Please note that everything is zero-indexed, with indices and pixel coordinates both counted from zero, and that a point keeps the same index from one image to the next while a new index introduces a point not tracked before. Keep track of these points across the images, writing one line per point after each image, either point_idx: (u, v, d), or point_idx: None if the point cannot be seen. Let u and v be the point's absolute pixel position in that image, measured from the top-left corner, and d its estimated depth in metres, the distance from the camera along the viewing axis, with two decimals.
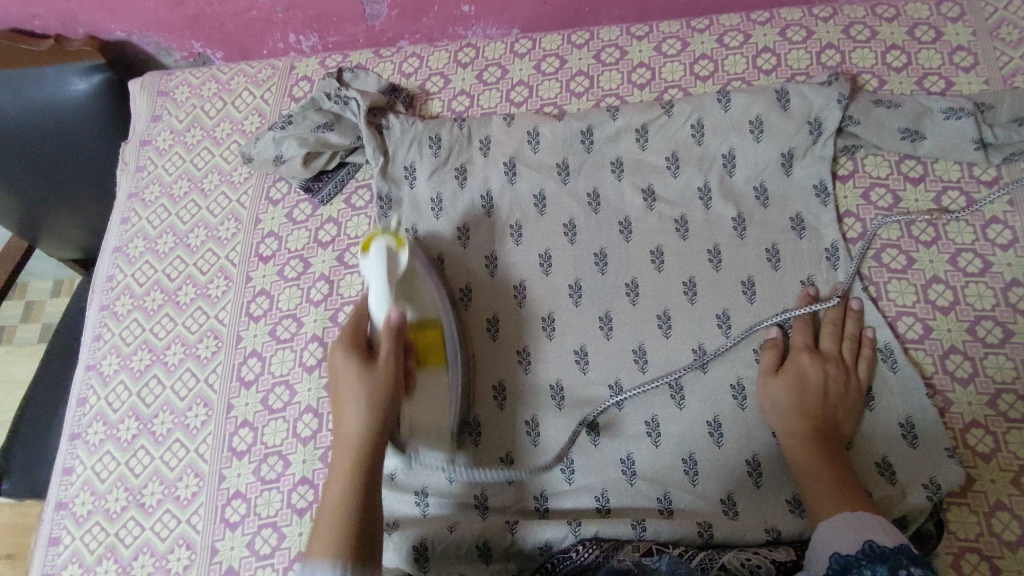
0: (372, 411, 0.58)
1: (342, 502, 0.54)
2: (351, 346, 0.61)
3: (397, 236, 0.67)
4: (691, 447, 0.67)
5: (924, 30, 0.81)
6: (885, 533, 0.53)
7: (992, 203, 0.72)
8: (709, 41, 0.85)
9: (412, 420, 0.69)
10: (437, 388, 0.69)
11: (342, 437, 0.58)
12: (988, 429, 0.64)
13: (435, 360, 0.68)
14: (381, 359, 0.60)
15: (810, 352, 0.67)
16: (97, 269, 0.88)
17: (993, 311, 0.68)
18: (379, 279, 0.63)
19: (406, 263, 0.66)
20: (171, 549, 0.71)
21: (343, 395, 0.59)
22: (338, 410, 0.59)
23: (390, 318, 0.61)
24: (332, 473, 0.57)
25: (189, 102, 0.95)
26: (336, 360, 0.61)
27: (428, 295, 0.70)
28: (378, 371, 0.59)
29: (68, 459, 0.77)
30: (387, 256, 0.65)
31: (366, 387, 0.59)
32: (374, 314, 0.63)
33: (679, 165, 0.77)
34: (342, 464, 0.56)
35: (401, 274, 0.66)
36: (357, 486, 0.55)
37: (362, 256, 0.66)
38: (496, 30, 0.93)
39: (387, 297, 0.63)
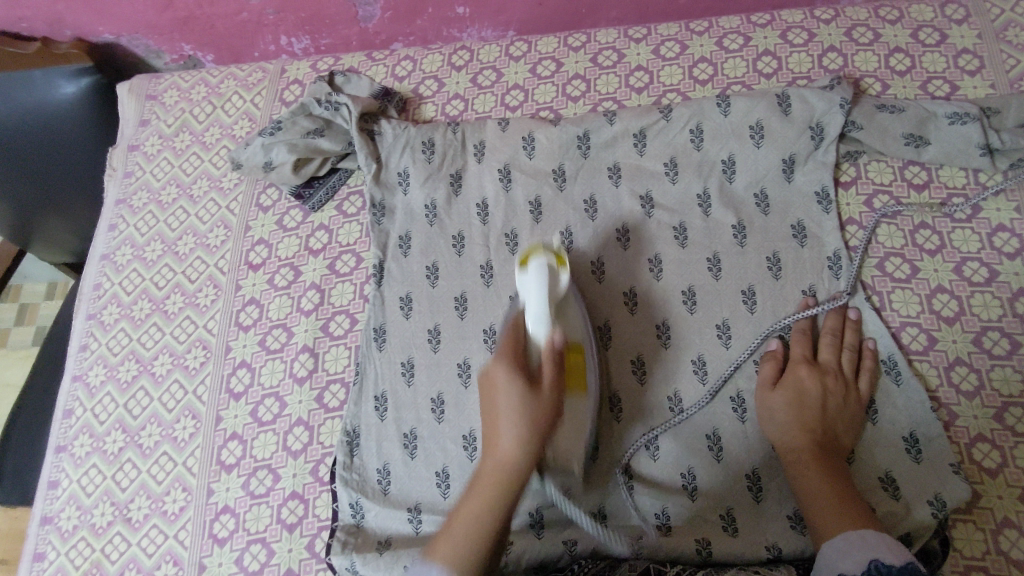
0: (526, 451, 0.54)
1: (469, 537, 0.52)
2: (512, 363, 0.56)
3: (558, 252, 0.62)
4: (689, 461, 0.65)
5: (928, 32, 0.79)
6: (890, 550, 0.52)
7: (998, 211, 0.70)
8: (708, 44, 0.83)
9: (557, 450, 0.62)
10: (579, 417, 0.62)
11: (496, 455, 0.54)
12: (995, 444, 0.62)
13: (576, 383, 0.61)
14: (546, 382, 0.56)
15: (809, 363, 0.66)
16: (84, 277, 0.87)
17: (1000, 321, 0.66)
18: (539, 299, 0.59)
19: (565, 283, 0.61)
20: (158, 566, 0.69)
21: (499, 410, 0.55)
22: (491, 422, 0.55)
23: (553, 340, 0.57)
24: (470, 496, 0.54)
25: (178, 106, 0.93)
26: (495, 371, 0.56)
27: (575, 318, 0.65)
28: (543, 395, 0.55)
29: (54, 473, 0.76)
30: (547, 273, 0.60)
31: (527, 410, 0.54)
32: (532, 333, 0.59)
33: (677, 171, 0.75)
34: (477, 501, 0.53)
35: (559, 294, 0.61)
36: (492, 529, 0.52)
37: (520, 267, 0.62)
38: (492, 32, 0.91)
39: (544, 321, 0.58)
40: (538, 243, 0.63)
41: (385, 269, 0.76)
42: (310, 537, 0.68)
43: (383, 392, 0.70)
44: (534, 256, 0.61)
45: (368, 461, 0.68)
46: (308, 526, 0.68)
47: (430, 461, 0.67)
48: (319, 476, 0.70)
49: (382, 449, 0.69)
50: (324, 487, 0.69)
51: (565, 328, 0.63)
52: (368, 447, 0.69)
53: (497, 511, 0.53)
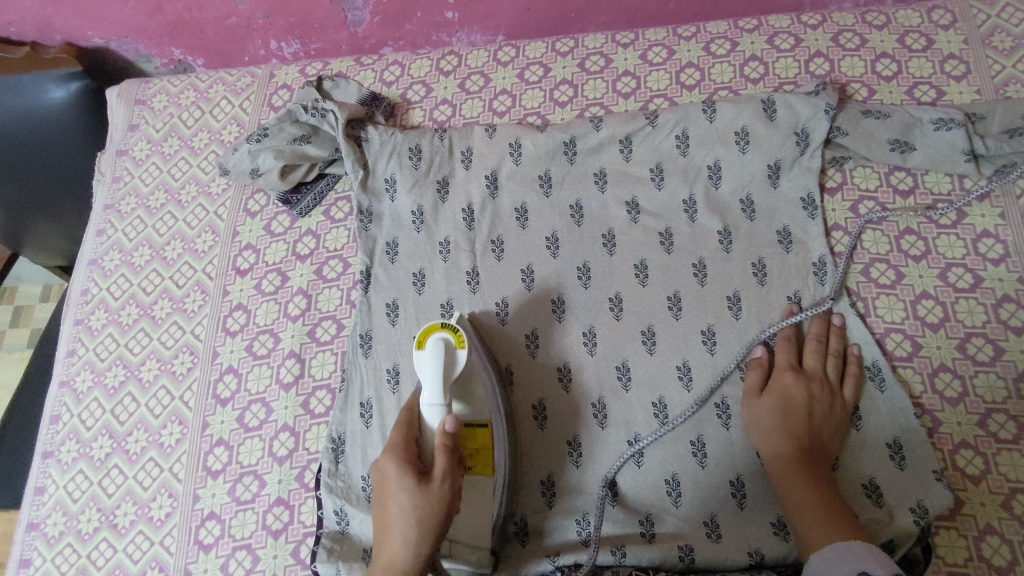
0: (421, 535, 0.52)
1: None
2: (403, 461, 0.55)
3: (455, 330, 0.62)
4: (674, 467, 0.65)
5: (914, 37, 0.79)
6: (877, 562, 0.52)
7: (983, 217, 0.70)
8: (696, 49, 0.83)
9: (459, 523, 0.61)
10: (483, 501, 0.61)
11: (387, 559, 0.52)
12: (978, 450, 0.63)
13: (483, 463, 0.61)
14: (437, 472, 0.54)
15: (795, 371, 0.66)
16: (73, 282, 0.87)
17: (984, 328, 0.66)
18: (435, 381, 0.60)
19: (463, 362, 0.61)
20: (143, 572, 0.69)
21: (391, 516, 0.53)
22: (381, 522, 0.54)
23: (445, 428, 0.57)
24: (375, 568, 0.53)
25: (166, 111, 0.93)
26: (385, 464, 0.56)
27: (484, 397, 0.64)
28: (431, 493, 0.53)
29: (41, 478, 0.76)
30: (444, 352, 0.61)
31: (418, 513, 0.53)
32: (426, 417, 0.60)
33: (663, 177, 0.75)
34: (379, 575, 0.52)
35: (457, 373, 0.61)
36: None
37: (416, 352, 0.62)
38: (480, 37, 0.91)
39: (440, 404, 0.59)
40: (438, 323, 0.64)
41: (372, 275, 0.76)
42: (296, 543, 0.68)
43: (369, 399, 0.70)
44: (447, 339, 0.62)
45: (353, 468, 0.68)
46: (293, 532, 0.68)
47: None
48: (304, 483, 0.70)
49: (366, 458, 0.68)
50: (309, 493, 0.69)
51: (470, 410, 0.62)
52: (352, 454, 0.69)
53: None
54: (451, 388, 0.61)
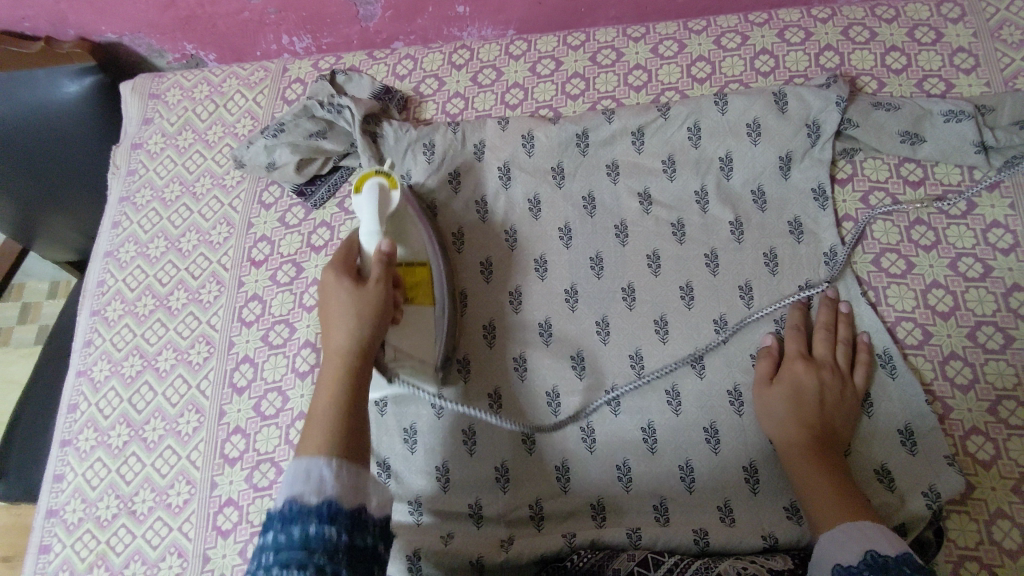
0: (362, 322, 0.59)
1: (330, 402, 0.54)
2: (342, 269, 0.63)
3: (389, 174, 0.70)
4: (688, 453, 0.66)
5: (923, 31, 0.80)
6: (890, 543, 0.52)
7: (993, 207, 0.71)
8: (706, 43, 0.84)
9: (399, 346, 0.68)
10: (424, 319, 0.70)
11: (331, 348, 0.58)
12: (989, 436, 0.63)
13: (421, 295, 0.71)
14: (375, 275, 0.62)
15: (805, 359, 0.66)
16: (89, 274, 0.87)
17: (994, 316, 0.67)
18: (370, 215, 0.67)
19: (397, 201, 0.69)
20: (162, 558, 0.70)
21: (333, 315, 0.60)
22: (327, 329, 0.60)
23: (382, 247, 0.64)
24: (320, 377, 0.57)
25: (181, 105, 0.94)
26: (328, 278, 0.63)
27: (418, 237, 0.73)
28: (367, 289, 0.61)
29: (59, 466, 0.77)
30: (378, 192, 0.68)
31: (357, 303, 0.60)
32: (364, 246, 0.67)
33: (675, 168, 0.76)
34: (330, 370, 0.57)
35: (391, 212, 0.69)
36: (346, 388, 0.55)
37: (354, 195, 0.69)
38: (492, 31, 0.92)
39: (378, 231, 0.67)
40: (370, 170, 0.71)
41: None
42: None
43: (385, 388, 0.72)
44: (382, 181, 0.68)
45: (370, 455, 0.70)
46: None
47: (431, 455, 0.69)
48: None
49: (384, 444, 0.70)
50: None
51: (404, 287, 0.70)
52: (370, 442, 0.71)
53: (343, 379, 0.56)
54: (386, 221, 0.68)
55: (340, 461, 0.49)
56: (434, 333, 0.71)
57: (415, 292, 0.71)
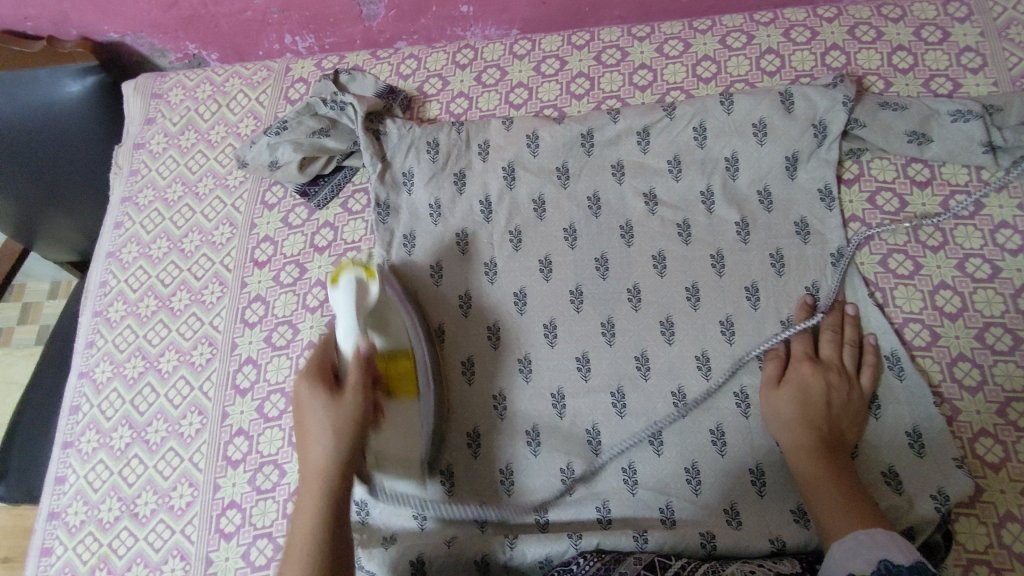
0: (340, 445, 0.55)
1: (317, 513, 0.53)
2: (316, 378, 0.59)
3: (367, 264, 0.61)
4: (694, 456, 0.66)
5: (930, 30, 0.79)
6: (898, 549, 0.52)
7: (1001, 208, 0.71)
8: (712, 42, 0.83)
9: (381, 450, 0.65)
10: (408, 418, 0.65)
11: (310, 464, 0.55)
12: (997, 438, 0.63)
13: (404, 390, 0.65)
14: (350, 385, 0.58)
15: (811, 361, 0.66)
16: (91, 274, 0.87)
17: (1002, 318, 0.67)
18: (349, 319, 0.60)
19: (378, 294, 0.61)
20: (164, 560, 0.69)
21: (309, 426, 0.57)
22: (302, 443, 0.57)
23: (360, 347, 0.60)
24: (301, 495, 0.55)
25: (183, 104, 0.93)
26: (301, 387, 0.59)
27: (400, 325, 0.66)
28: (345, 403, 0.57)
29: (61, 468, 0.76)
30: (357, 287, 0.59)
31: (336, 420, 0.56)
32: (340, 345, 0.61)
33: (681, 168, 0.76)
34: (307, 497, 0.54)
35: (370, 305, 0.61)
36: (325, 517, 0.53)
37: (330, 286, 0.60)
38: (496, 31, 0.92)
39: (356, 327, 0.60)
40: (349, 260, 0.61)
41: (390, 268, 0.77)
42: None
43: None
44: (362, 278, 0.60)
45: None
46: None
47: (434, 459, 0.69)
48: None
49: None
50: None
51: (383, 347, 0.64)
52: None
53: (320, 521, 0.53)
54: (366, 317, 0.61)
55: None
56: (418, 427, 0.66)
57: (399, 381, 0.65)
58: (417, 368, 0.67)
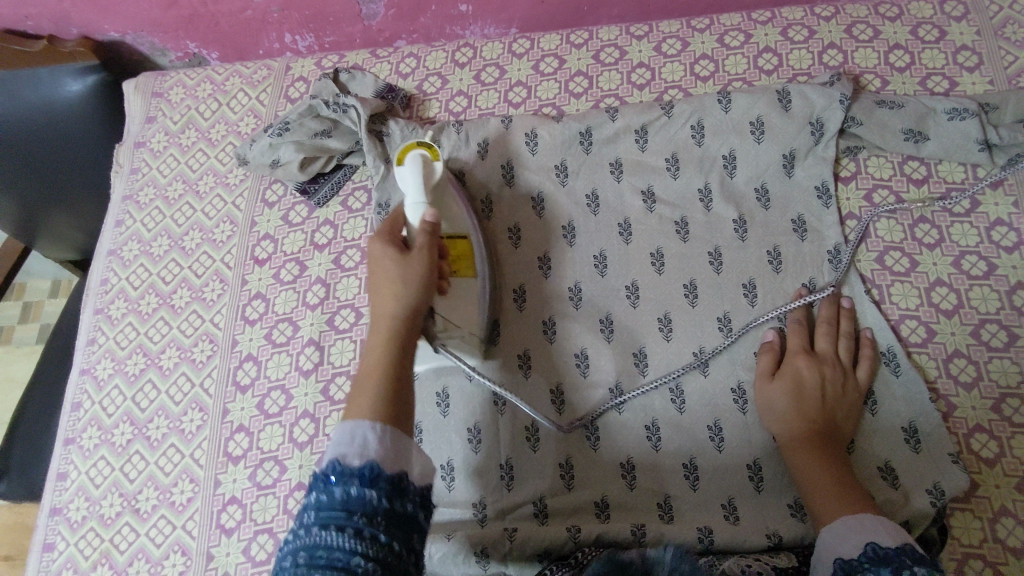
0: (404, 299, 0.56)
1: (384, 361, 0.52)
2: (387, 238, 0.60)
3: (430, 147, 0.70)
4: (691, 451, 0.66)
5: (927, 29, 0.80)
6: (887, 534, 0.52)
7: (996, 205, 0.71)
8: (709, 41, 0.84)
9: (449, 315, 0.66)
10: (469, 291, 0.69)
11: (377, 323, 0.55)
12: (993, 434, 0.63)
13: (461, 267, 0.69)
14: (419, 244, 0.59)
15: (807, 354, 0.66)
16: (92, 272, 0.88)
17: (998, 314, 0.67)
18: (415, 181, 0.66)
19: (439, 170, 0.69)
20: (165, 556, 0.70)
21: (381, 280, 0.57)
22: (373, 297, 0.57)
23: (428, 218, 0.62)
24: (366, 348, 0.54)
25: (184, 103, 0.94)
26: (374, 250, 0.59)
27: (459, 216, 0.71)
28: (414, 259, 0.58)
29: (62, 465, 0.77)
30: (421, 163, 0.67)
31: (405, 270, 0.57)
32: (409, 218, 0.64)
33: (679, 166, 0.76)
34: (375, 350, 0.53)
35: (434, 180, 0.68)
36: (396, 354, 0.53)
37: (397, 167, 0.69)
38: (495, 30, 0.92)
39: (422, 203, 0.65)
40: (414, 142, 0.71)
41: None
42: None
43: None
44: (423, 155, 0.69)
45: None
46: None
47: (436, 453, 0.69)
48: None
49: None
50: None
51: (449, 223, 0.70)
52: None
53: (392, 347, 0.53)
54: (430, 193, 0.68)
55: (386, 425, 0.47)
56: (476, 305, 0.70)
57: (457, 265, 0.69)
58: (475, 253, 0.71)
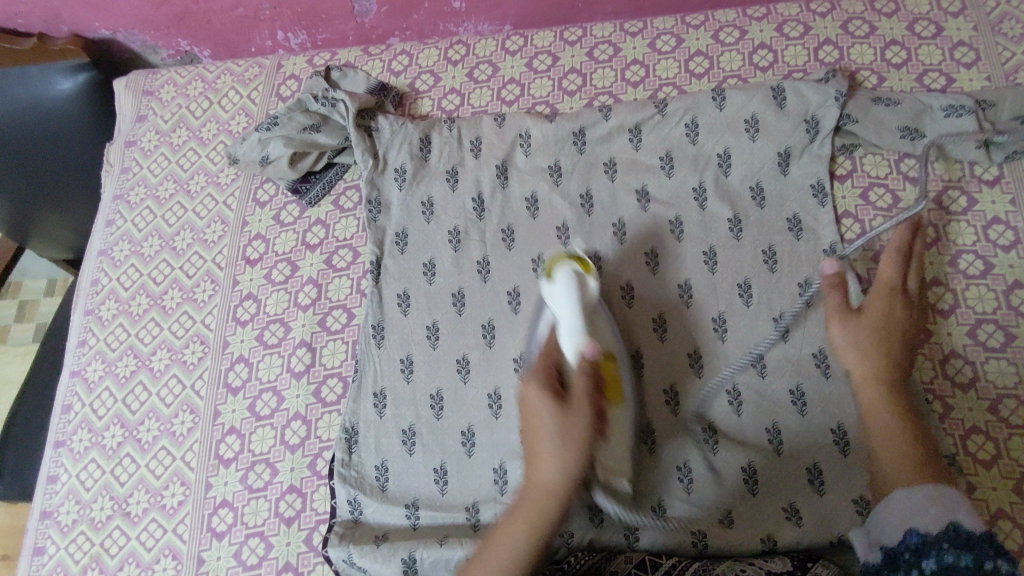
0: (527, 541, 0.50)
1: (527, 525, 0.51)
2: (545, 381, 0.54)
3: (584, 261, 0.64)
4: (686, 454, 0.65)
5: (924, 24, 0.79)
6: (970, 511, 0.49)
7: (994, 203, 0.70)
8: (704, 37, 0.83)
9: (607, 461, 0.61)
10: (621, 425, 0.62)
11: (535, 481, 0.51)
12: (989, 435, 0.63)
13: (614, 397, 0.62)
14: (577, 391, 0.52)
15: (893, 291, 0.62)
16: (83, 273, 0.87)
17: (995, 314, 0.66)
18: (571, 312, 0.60)
19: (594, 290, 0.63)
20: (157, 559, 0.70)
21: (539, 436, 0.52)
22: (533, 452, 0.52)
23: (586, 354, 0.56)
24: (518, 512, 0.51)
25: (175, 102, 0.93)
26: (528, 392, 0.54)
27: (604, 330, 0.64)
28: (575, 409, 0.51)
29: (53, 467, 0.76)
30: (574, 279, 0.62)
31: (565, 428, 0.51)
32: (566, 351, 0.58)
33: (673, 164, 0.75)
34: (517, 526, 0.51)
35: (589, 301, 0.62)
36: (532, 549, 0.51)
37: (547, 282, 0.63)
38: (488, 27, 0.91)
39: (580, 331, 0.59)
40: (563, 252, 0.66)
41: (382, 265, 0.77)
42: (309, 530, 0.68)
43: (383, 388, 0.71)
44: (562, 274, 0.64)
45: (366, 458, 0.69)
46: (306, 520, 0.68)
47: (429, 457, 0.68)
48: (316, 470, 0.70)
49: (382, 445, 0.69)
50: (321, 480, 0.70)
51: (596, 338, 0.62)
52: (365, 444, 0.69)
53: (526, 547, 0.50)
54: (586, 314, 0.61)
55: None
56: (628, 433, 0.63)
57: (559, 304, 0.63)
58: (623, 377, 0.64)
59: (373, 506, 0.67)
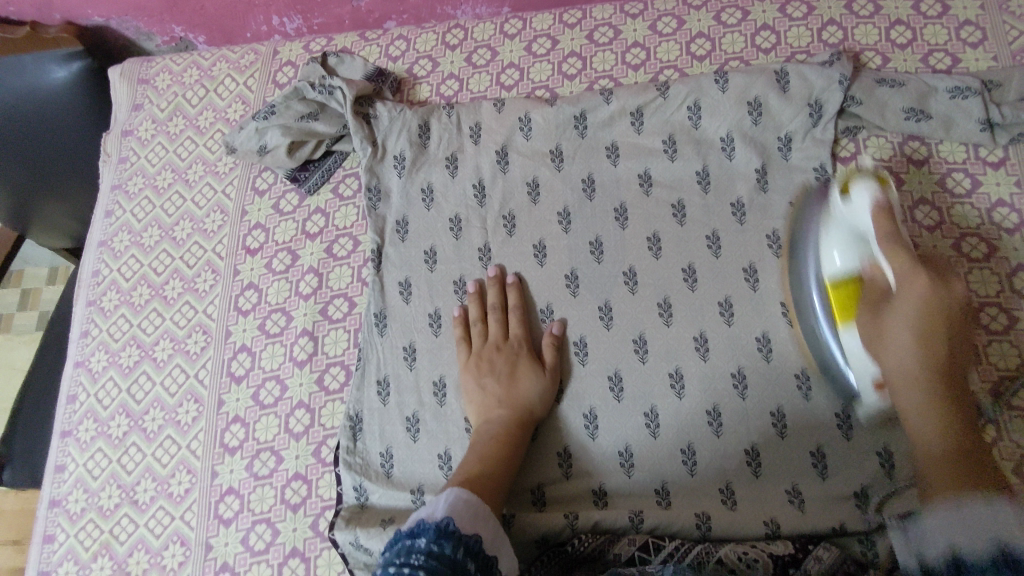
0: (487, 423, 0.65)
1: (485, 465, 0.61)
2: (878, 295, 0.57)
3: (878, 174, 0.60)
4: (690, 437, 0.65)
5: (930, 3, 0.77)
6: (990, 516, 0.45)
7: (998, 185, 0.70)
8: (706, 19, 0.81)
9: (579, 385, 0.69)
10: (911, 293, 0.54)
11: (900, 374, 0.53)
12: (990, 419, 0.63)
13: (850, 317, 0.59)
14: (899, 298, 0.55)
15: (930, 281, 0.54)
16: (84, 263, 0.87)
17: (998, 298, 0.66)
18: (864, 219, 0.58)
19: (893, 199, 0.59)
20: (165, 546, 0.71)
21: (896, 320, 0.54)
22: (875, 346, 0.55)
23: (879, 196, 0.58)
24: (490, 427, 0.65)
25: (171, 89, 0.92)
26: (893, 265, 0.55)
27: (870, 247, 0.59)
28: (896, 330, 0.54)
29: (60, 457, 0.77)
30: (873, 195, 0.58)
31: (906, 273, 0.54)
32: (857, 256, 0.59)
33: (676, 148, 0.74)
34: (492, 428, 0.65)
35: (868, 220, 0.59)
36: (492, 473, 0.60)
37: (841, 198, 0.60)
38: (486, 9, 0.90)
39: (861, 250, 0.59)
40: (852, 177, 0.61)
41: (384, 253, 0.76)
42: (314, 517, 0.69)
43: (386, 376, 0.71)
44: (834, 273, 0.60)
45: (370, 446, 0.69)
46: (312, 506, 0.69)
47: (433, 443, 0.68)
48: (321, 458, 0.71)
49: (386, 433, 0.69)
50: (326, 468, 0.70)
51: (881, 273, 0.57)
52: (370, 432, 0.70)
53: (483, 470, 0.60)
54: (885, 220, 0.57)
55: (457, 495, 0.53)
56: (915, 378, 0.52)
57: (838, 310, 0.60)
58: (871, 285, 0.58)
59: (379, 492, 0.67)
